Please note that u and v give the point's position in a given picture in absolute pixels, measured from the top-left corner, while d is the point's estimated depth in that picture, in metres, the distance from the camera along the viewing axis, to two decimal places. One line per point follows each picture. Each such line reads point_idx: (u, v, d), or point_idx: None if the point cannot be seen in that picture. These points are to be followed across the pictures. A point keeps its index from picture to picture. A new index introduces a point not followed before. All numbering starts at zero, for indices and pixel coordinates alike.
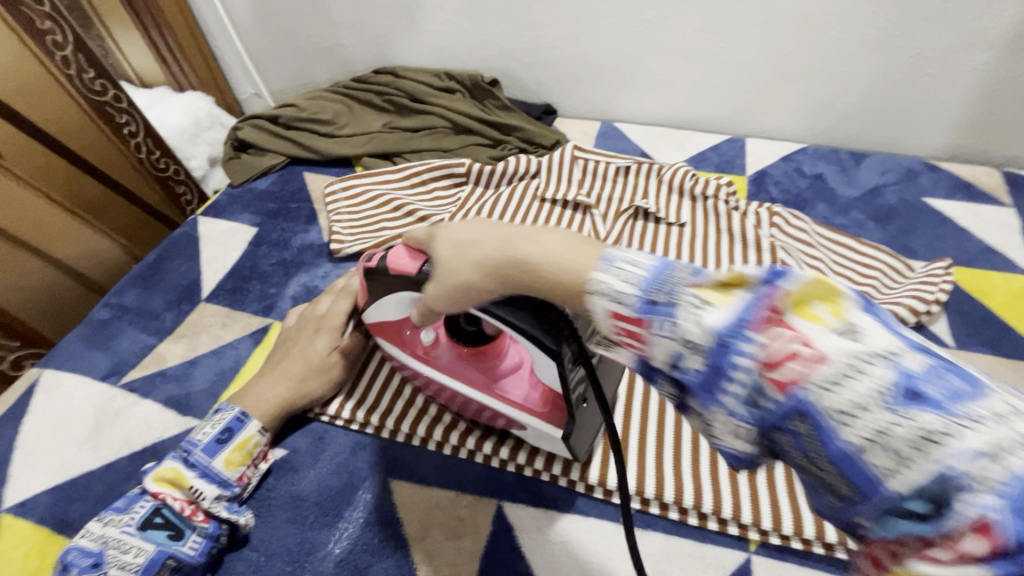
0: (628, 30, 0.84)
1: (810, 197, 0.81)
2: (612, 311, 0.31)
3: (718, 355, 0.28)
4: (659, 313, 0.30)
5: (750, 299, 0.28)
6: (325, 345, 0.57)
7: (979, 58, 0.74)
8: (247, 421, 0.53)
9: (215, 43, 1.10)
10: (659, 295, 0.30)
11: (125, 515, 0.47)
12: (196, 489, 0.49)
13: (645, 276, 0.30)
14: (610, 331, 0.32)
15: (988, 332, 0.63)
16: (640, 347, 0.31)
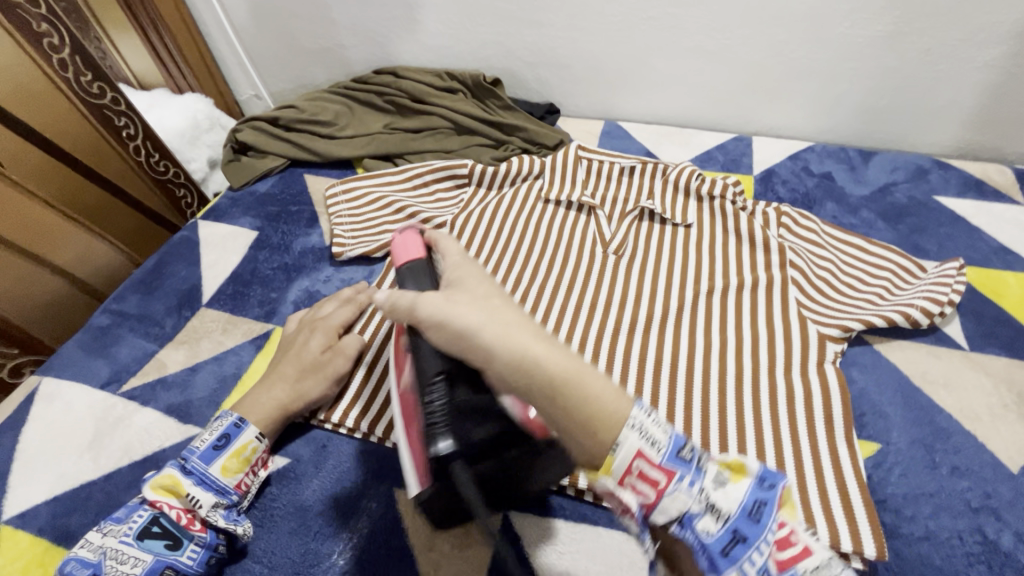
0: (632, 28, 0.83)
1: (818, 196, 0.80)
2: (642, 451, 0.36)
3: (742, 524, 0.36)
4: (682, 468, 0.36)
5: (754, 484, 0.37)
6: (318, 344, 0.58)
7: (990, 53, 0.73)
8: (244, 427, 0.52)
9: (214, 45, 1.09)
10: (688, 456, 0.37)
11: (123, 525, 0.46)
12: (193, 497, 0.48)
13: (673, 439, 0.37)
14: (624, 468, 0.36)
15: (1004, 333, 0.62)
16: (649, 494, 0.36)
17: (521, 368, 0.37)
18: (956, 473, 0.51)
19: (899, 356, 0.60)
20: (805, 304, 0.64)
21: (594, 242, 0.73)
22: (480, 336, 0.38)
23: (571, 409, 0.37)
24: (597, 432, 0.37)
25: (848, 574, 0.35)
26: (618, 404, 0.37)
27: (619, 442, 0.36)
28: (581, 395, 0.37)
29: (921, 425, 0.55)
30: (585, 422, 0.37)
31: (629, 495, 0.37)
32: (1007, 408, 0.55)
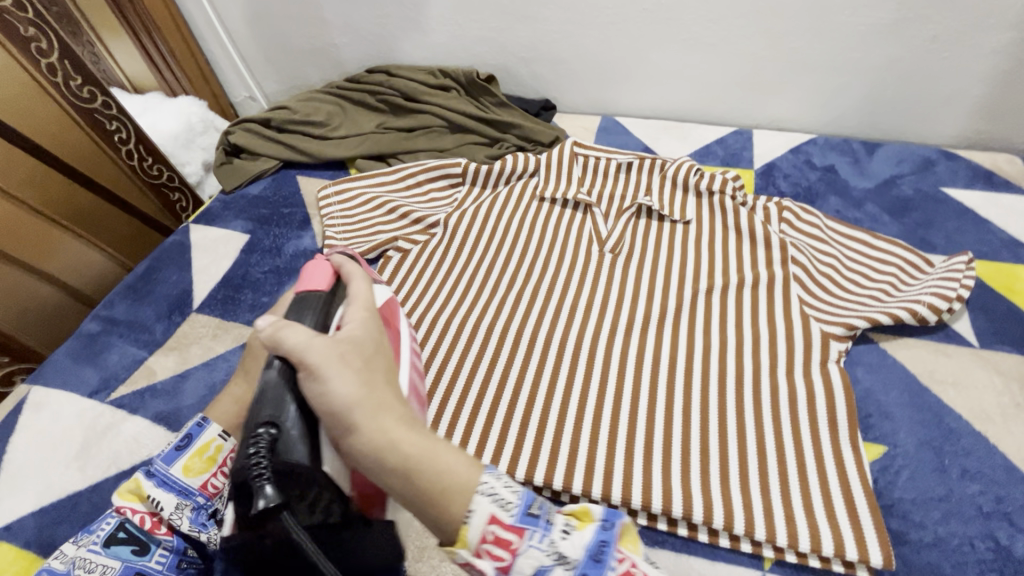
0: (628, 20, 0.81)
1: (821, 189, 0.78)
2: (492, 516, 0.35)
3: (588, 568, 0.35)
4: (532, 523, 0.36)
5: (598, 529, 0.37)
6: None
7: (1000, 39, 0.71)
8: (206, 423, 0.48)
9: (207, 47, 1.08)
10: (536, 512, 0.37)
11: (91, 535, 0.43)
12: (154, 500, 0.44)
13: (523, 496, 0.37)
14: (477, 536, 0.35)
15: (1015, 329, 0.59)
16: (505, 557, 0.35)
17: (375, 438, 0.35)
18: (966, 476, 0.49)
19: (905, 355, 0.58)
20: (808, 302, 0.62)
21: (589, 240, 0.72)
22: (351, 416, 0.35)
23: (421, 478, 0.35)
24: (449, 505, 0.35)
25: None
26: (467, 467, 0.36)
27: (472, 508, 0.35)
28: (428, 471, 0.35)
29: (930, 427, 0.53)
30: (437, 491, 0.35)
31: (486, 561, 0.35)
32: (1019, 409, 0.53)
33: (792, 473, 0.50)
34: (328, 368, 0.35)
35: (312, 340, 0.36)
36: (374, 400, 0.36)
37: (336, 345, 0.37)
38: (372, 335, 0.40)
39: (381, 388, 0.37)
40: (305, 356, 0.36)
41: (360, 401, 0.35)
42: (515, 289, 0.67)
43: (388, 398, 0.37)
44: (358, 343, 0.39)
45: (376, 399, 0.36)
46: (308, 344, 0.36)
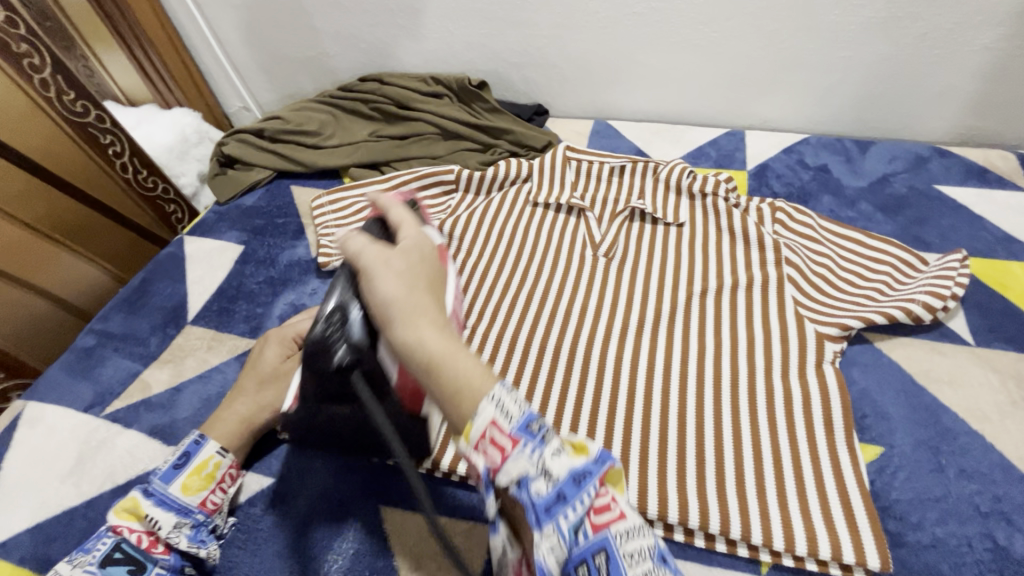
0: (618, 24, 0.81)
1: (814, 189, 0.78)
2: (494, 420, 0.33)
3: (567, 489, 0.33)
4: (530, 437, 0.33)
5: (590, 462, 0.34)
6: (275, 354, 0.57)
7: (989, 36, 0.70)
8: (206, 441, 0.51)
9: (200, 58, 1.09)
10: (537, 427, 0.34)
11: (87, 554, 0.45)
12: (153, 518, 0.47)
13: (527, 413, 0.34)
14: (472, 436, 0.33)
15: (1011, 326, 0.59)
16: (494, 460, 0.33)
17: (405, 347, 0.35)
18: (963, 475, 0.49)
19: (901, 354, 0.58)
20: (802, 302, 0.62)
21: (583, 245, 0.72)
22: (388, 312, 0.37)
23: (438, 378, 0.34)
24: (462, 412, 0.33)
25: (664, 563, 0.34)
26: (488, 379, 0.34)
27: (477, 412, 0.33)
28: (446, 374, 0.34)
29: (926, 426, 0.52)
30: (452, 393, 0.34)
31: (478, 457, 0.34)
32: (1016, 406, 0.53)
33: (789, 476, 0.49)
34: (377, 271, 0.39)
35: (362, 247, 0.40)
36: (411, 302, 0.37)
37: (384, 252, 0.40)
38: (423, 253, 0.43)
39: (425, 293, 0.38)
40: (358, 258, 0.40)
41: (400, 298, 0.37)
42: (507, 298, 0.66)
43: (430, 306, 0.38)
44: (407, 252, 0.41)
45: (416, 305, 0.37)
46: (360, 247, 0.40)
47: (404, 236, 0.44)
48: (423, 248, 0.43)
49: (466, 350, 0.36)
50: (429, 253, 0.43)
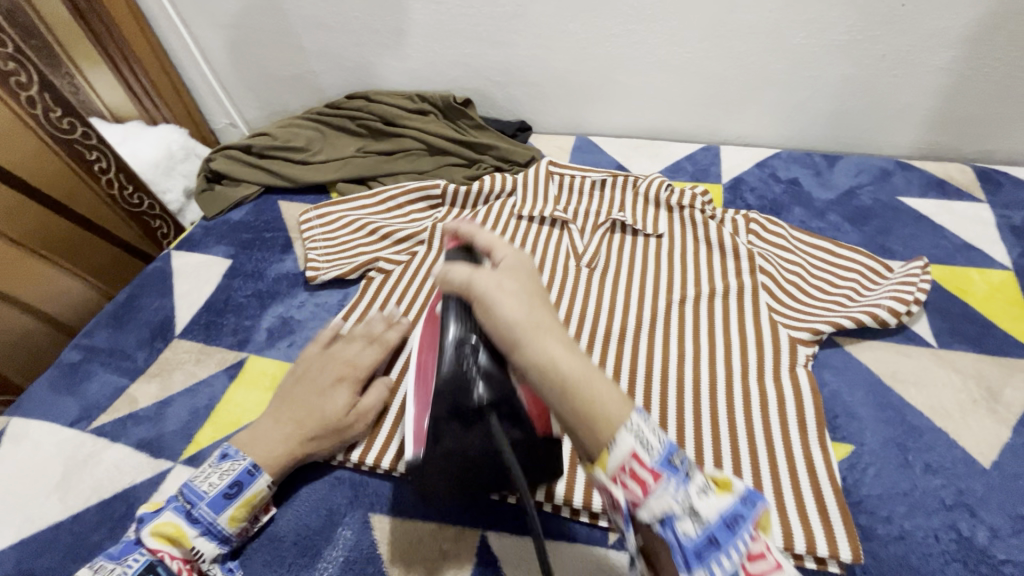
0: (597, 45, 0.85)
1: (786, 202, 0.81)
2: (633, 450, 0.35)
3: (722, 534, 0.34)
4: (675, 474, 0.35)
5: (737, 501, 0.36)
6: (345, 399, 0.55)
7: (944, 57, 0.75)
8: (257, 474, 0.50)
9: (187, 76, 1.10)
10: (678, 463, 0.36)
11: (119, 566, 0.45)
12: (196, 549, 0.47)
13: (667, 445, 0.36)
14: (617, 465, 0.35)
15: (971, 329, 0.63)
16: (637, 493, 0.35)
17: (540, 366, 0.37)
18: (929, 471, 0.51)
19: (869, 357, 0.61)
20: (777, 308, 0.64)
21: (567, 255, 0.74)
22: (515, 335, 0.39)
23: (574, 396, 0.36)
24: (595, 430, 0.36)
25: None
26: (620, 406, 0.37)
27: (615, 438, 0.35)
28: (580, 393, 0.36)
29: (893, 424, 0.55)
30: (585, 407, 0.36)
31: (619, 491, 0.36)
32: (976, 404, 0.56)
33: (766, 476, 0.51)
34: (500, 296, 0.40)
35: (472, 274, 0.42)
36: (535, 323, 0.39)
37: (496, 276, 0.42)
38: (526, 268, 0.45)
39: (542, 309, 0.41)
40: (472, 286, 0.42)
41: (524, 322, 0.39)
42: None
43: (549, 321, 0.40)
44: (513, 272, 0.43)
45: (539, 321, 0.39)
46: (472, 276, 0.42)
47: (500, 255, 0.46)
48: (523, 263, 0.45)
49: (593, 370, 0.38)
50: (535, 270, 0.45)
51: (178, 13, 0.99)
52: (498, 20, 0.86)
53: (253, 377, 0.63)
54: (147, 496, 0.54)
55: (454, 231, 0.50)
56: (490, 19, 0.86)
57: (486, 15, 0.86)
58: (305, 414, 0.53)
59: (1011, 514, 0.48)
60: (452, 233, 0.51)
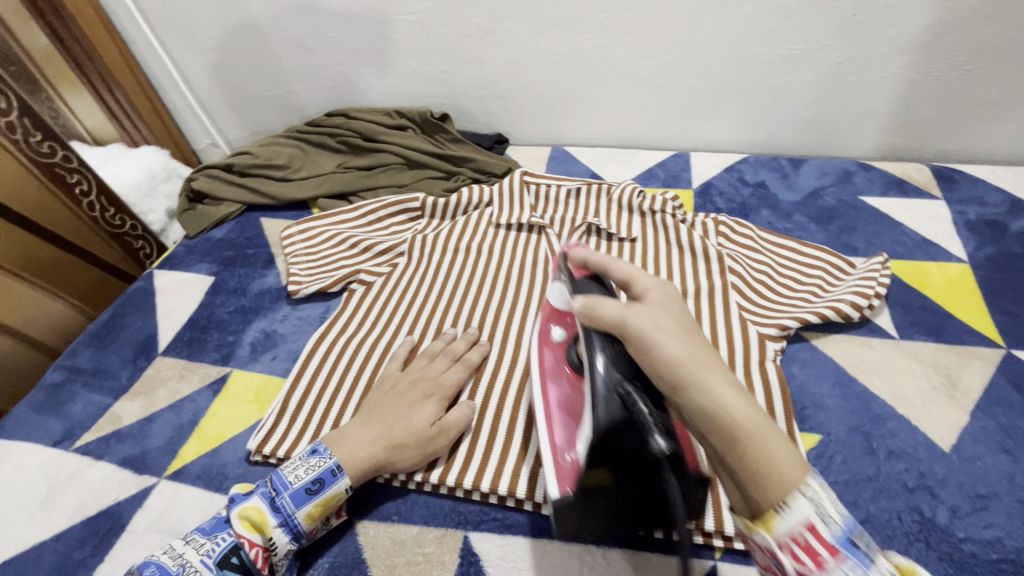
0: (568, 59, 0.88)
1: (754, 204, 0.84)
2: (809, 519, 0.35)
3: None
4: (855, 552, 0.35)
5: None
6: (428, 415, 0.55)
7: (896, 63, 0.79)
8: (341, 476, 0.50)
9: (169, 100, 1.11)
10: (860, 545, 0.35)
11: (210, 542, 0.47)
12: (273, 539, 0.48)
13: (847, 523, 0.36)
14: (788, 533, 0.36)
15: (930, 320, 0.65)
16: (809, 567, 0.35)
17: (704, 410, 0.39)
18: (892, 456, 0.54)
19: (834, 350, 0.64)
20: (746, 307, 0.67)
21: (546, 260, 0.76)
22: (678, 376, 0.40)
23: (745, 453, 0.38)
24: (767, 492, 0.37)
25: None
26: (796, 469, 0.37)
27: (790, 503, 0.36)
28: (756, 452, 0.37)
29: (858, 413, 0.57)
30: (755, 471, 0.37)
31: (786, 558, 0.36)
32: (936, 390, 0.58)
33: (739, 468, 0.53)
34: (654, 333, 0.41)
35: (625, 311, 0.43)
36: (694, 359, 0.40)
37: (649, 314, 0.42)
38: (672, 300, 0.45)
39: (700, 347, 0.42)
40: (627, 325, 0.42)
41: (687, 360, 0.40)
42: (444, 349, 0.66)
43: (708, 358, 0.41)
44: (662, 305, 0.44)
45: (701, 361, 0.40)
46: (624, 313, 0.42)
47: (641, 288, 0.46)
48: (670, 296, 0.45)
49: (768, 425, 0.39)
50: (675, 295, 0.46)
51: (159, 38, 1.02)
52: (472, 37, 0.88)
53: (237, 392, 0.64)
54: (131, 513, 0.54)
55: (584, 262, 0.51)
56: (464, 37, 0.89)
57: (460, 33, 0.88)
58: (392, 422, 0.54)
59: (971, 494, 0.50)
60: (579, 263, 0.51)
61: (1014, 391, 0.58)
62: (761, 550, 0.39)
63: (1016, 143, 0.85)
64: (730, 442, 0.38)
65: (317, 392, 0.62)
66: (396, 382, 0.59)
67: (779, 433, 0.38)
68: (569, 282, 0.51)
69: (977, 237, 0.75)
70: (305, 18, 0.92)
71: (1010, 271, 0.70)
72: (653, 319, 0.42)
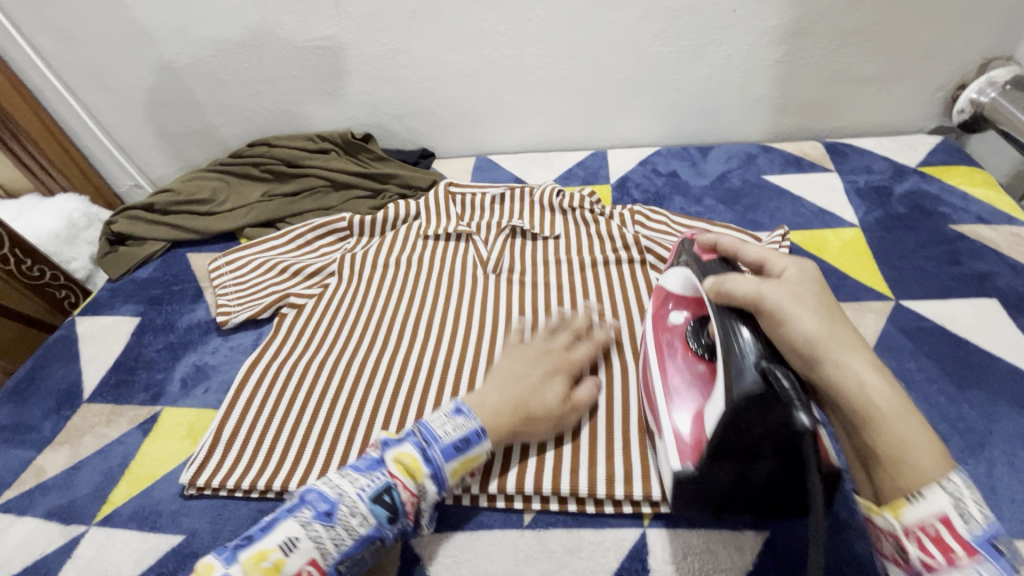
0: (479, 71, 0.91)
1: (667, 192, 0.89)
2: (944, 515, 0.35)
3: None
4: (993, 552, 0.34)
5: None
6: (558, 394, 0.56)
7: (778, 51, 0.86)
8: (484, 438, 0.52)
9: (83, 144, 1.08)
10: (1001, 551, 0.34)
11: (365, 478, 0.48)
12: (424, 487, 0.49)
13: (991, 525, 0.35)
14: (917, 521, 0.36)
15: (828, 282, 0.71)
16: (938, 560, 0.35)
17: (840, 367, 0.40)
18: None
19: None
20: None
21: (474, 264, 0.78)
22: (817, 350, 0.40)
23: (877, 435, 0.38)
24: (898, 477, 0.37)
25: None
26: (937, 463, 0.37)
27: (925, 493, 0.36)
28: (889, 434, 0.38)
29: None
30: (887, 456, 0.38)
31: (911, 546, 0.36)
32: None
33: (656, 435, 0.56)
34: (790, 308, 0.41)
35: (759, 286, 0.42)
36: (832, 336, 0.41)
37: (786, 291, 0.42)
38: (812, 278, 0.45)
39: (838, 323, 0.42)
40: (762, 299, 0.42)
41: (825, 336, 0.40)
42: (398, 362, 0.66)
43: (849, 338, 0.41)
44: (801, 283, 0.44)
45: (840, 338, 0.41)
46: (758, 288, 0.42)
47: (777, 268, 0.46)
48: (807, 274, 0.45)
49: (910, 412, 0.39)
50: (815, 272, 0.45)
51: (64, 81, 1.00)
52: (384, 58, 0.91)
53: (168, 429, 0.63)
54: (60, 564, 0.53)
55: (713, 245, 0.52)
56: (375, 58, 0.91)
57: (371, 55, 0.91)
58: (525, 394, 0.55)
59: None
60: (709, 247, 0.53)
61: (903, 336, 0.63)
62: (884, 537, 0.39)
63: (896, 116, 0.93)
64: (858, 413, 0.39)
65: (251, 419, 0.62)
66: (527, 353, 0.60)
67: (915, 411, 0.39)
68: (695, 262, 0.51)
69: (866, 202, 0.82)
70: (216, 53, 0.93)
71: (896, 230, 0.77)
72: (793, 291, 0.42)
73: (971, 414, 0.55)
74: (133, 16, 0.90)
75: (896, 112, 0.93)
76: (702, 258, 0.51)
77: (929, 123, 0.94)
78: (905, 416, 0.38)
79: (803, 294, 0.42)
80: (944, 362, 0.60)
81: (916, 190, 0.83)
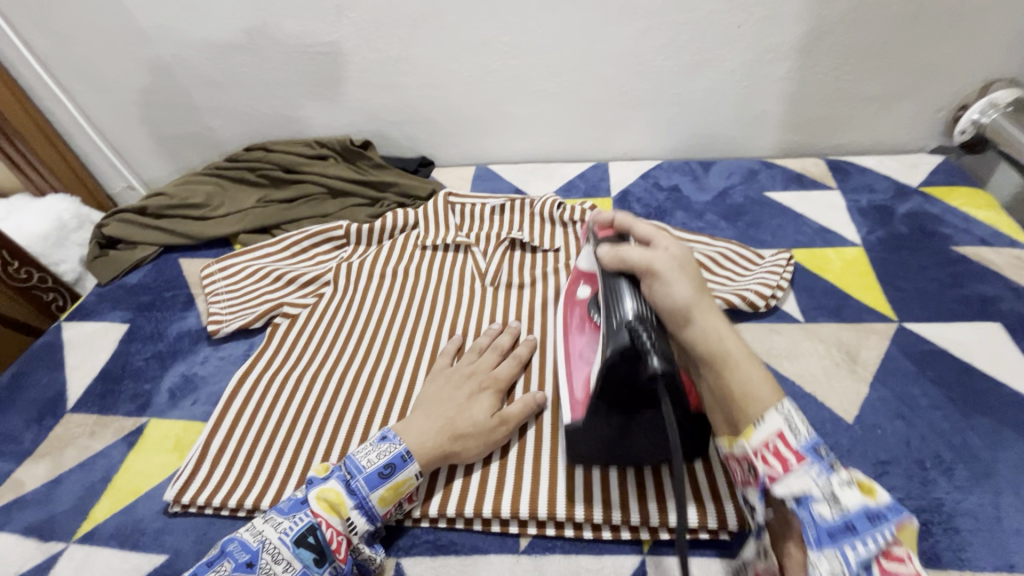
0: (481, 80, 0.90)
1: (669, 207, 0.88)
2: (780, 431, 0.42)
3: (858, 521, 0.38)
4: (816, 457, 0.41)
5: (882, 507, 0.39)
6: (486, 413, 0.55)
7: (782, 68, 0.86)
8: (411, 461, 0.51)
9: (75, 144, 1.06)
10: (823, 454, 0.41)
11: (287, 521, 0.47)
12: (352, 521, 0.48)
13: (812, 437, 0.42)
14: (762, 440, 0.42)
15: (832, 302, 0.70)
16: (778, 468, 0.41)
17: (705, 335, 0.46)
18: None
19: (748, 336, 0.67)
20: None
21: (472, 277, 0.77)
22: (689, 312, 0.46)
23: (730, 380, 0.45)
24: (744, 411, 0.44)
25: (832, 474, 0.40)
26: (771, 395, 0.44)
27: (764, 416, 0.43)
28: (737, 378, 0.44)
29: None
30: (738, 396, 0.44)
31: (758, 463, 0.42)
32: (838, 366, 0.62)
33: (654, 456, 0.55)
34: (671, 275, 0.46)
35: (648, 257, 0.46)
36: (703, 304, 0.47)
37: (657, 258, 0.46)
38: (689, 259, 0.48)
39: (705, 296, 0.47)
40: (652, 266, 0.46)
41: (695, 301, 0.46)
42: (382, 376, 0.65)
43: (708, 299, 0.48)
44: (681, 261, 0.48)
45: (702, 300, 0.47)
46: (652, 256, 0.46)
47: (662, 245, 0.49)
48: (687, 255, 0.49)
49: (752, 363, 0.46)
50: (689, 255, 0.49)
51: (56, 80, 0.98)
52: (385, 65, 0.90)
53: (154, 442, 0.61)
54: None
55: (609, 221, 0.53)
56: (377, 65, 0.90)
57: (372, 61, 0.90)
58: (453, 414, 0.54)
59: (874, 461, 0.54)
60: (604, 223, 0.53)
61: (906, 359, 0.62)
62: (738, 465, 0.44)
63: (897, 135, 0.93)
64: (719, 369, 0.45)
65: (238, 435, 0.60)
66: (450, 375, 0.59)
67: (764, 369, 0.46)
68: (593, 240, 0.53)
69: (869, 222, 0.81)
70: (213, 55, 0.91)
71: (898, 251, 0.76)
72: (670, 260, 0.47)
73: (977, 442, 0.55)
74: (129, 17, 0.88)
75: (898, 131, 0.92)
76: (599, 234, 0.52)
77: (931, 142, 0.94)
78: (751, 368, 0.45)
79: (676, 264, 0.47)
80: (948, 387, 0.59)
81: (918, 210, 0.82)
